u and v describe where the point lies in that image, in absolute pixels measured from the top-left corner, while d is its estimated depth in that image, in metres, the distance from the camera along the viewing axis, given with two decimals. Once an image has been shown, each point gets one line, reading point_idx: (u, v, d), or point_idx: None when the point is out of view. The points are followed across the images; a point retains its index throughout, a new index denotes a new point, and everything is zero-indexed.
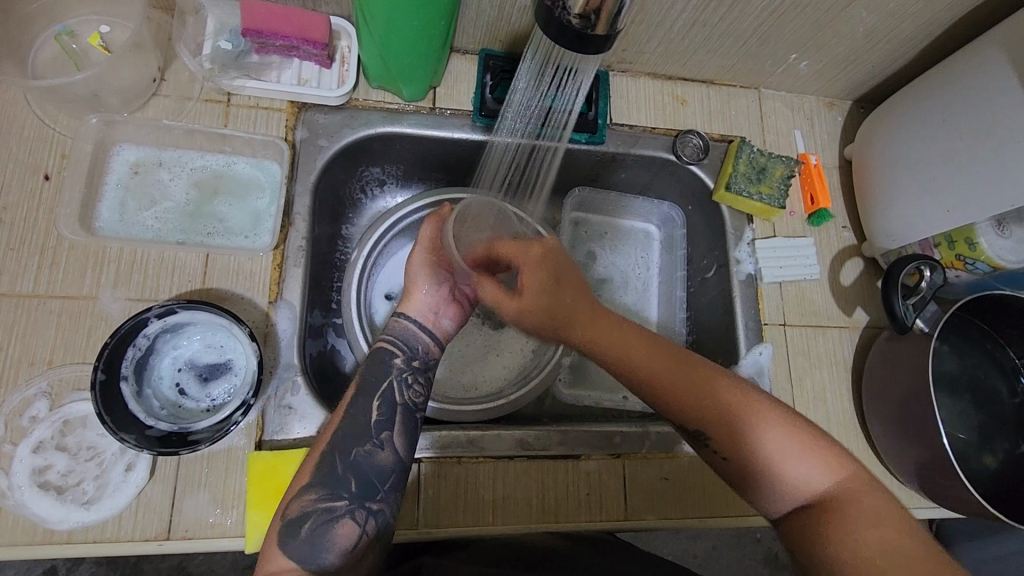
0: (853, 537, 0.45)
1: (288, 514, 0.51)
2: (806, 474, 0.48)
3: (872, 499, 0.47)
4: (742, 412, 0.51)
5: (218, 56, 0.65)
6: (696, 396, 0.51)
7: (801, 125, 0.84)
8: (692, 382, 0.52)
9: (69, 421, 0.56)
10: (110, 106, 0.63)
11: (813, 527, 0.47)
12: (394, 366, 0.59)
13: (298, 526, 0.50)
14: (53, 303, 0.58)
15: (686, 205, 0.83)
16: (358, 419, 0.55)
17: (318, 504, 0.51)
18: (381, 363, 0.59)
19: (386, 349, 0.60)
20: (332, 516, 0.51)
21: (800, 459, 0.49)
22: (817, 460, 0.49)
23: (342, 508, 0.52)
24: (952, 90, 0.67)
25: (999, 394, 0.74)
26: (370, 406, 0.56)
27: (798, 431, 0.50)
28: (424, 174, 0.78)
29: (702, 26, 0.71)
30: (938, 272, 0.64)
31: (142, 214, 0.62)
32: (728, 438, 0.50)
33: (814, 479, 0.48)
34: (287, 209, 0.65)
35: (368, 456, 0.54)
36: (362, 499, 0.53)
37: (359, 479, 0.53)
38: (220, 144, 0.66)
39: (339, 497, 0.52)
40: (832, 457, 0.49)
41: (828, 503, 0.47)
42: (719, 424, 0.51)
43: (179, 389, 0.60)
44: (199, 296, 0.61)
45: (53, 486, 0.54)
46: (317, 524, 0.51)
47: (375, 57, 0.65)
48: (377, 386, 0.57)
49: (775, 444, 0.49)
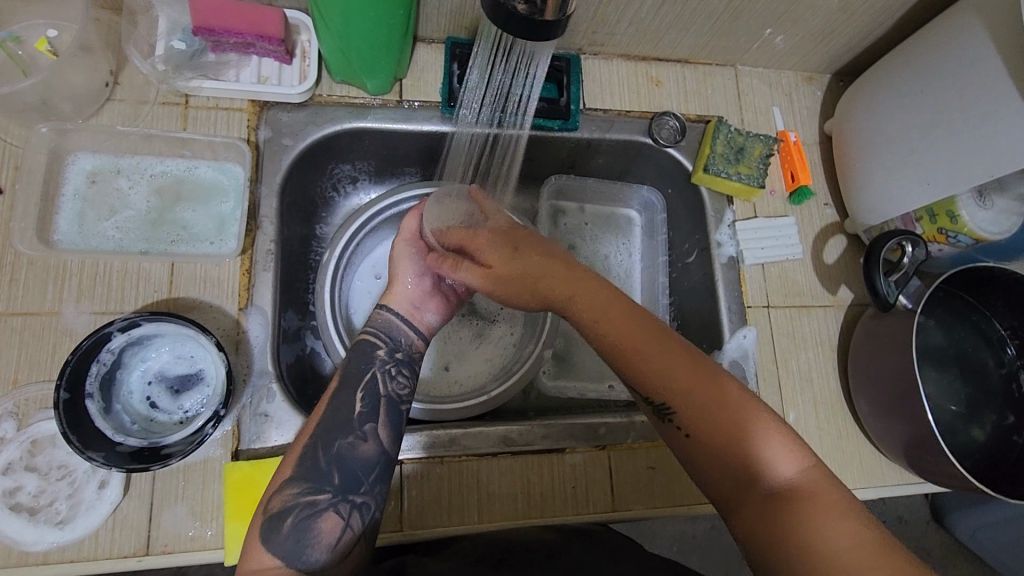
0: (810, 531, 0.43)
1: (270, 509, 0.50)
2: (766, 462, 0.46)
3: (829, 494, 0.45)
4: (707, 391, 0.49)
5: (172, 56, 0.63)
6: (665, 370, 0.50)
7: (779, 101, 0.82)
8: (662, 355, 0.51)
9: (38, 441, 0.55)
10: (62, 113, 0.61)
11: (768, 518, 0.45)
12: (381, 358, 0.58)
13: (279, 522, 0.49)
14: (15, 320, 0.57)
15: (665, 188, 0.82)
16: (338, 414, 0.54)
17: (300, 498, 0.50)
18: (364, 355, 0.58)
19: (369, 342, 0.59)
20: (314, 510, 0.50)
21: (762, 444, 0.47)
22: (781, 448, 0.47)
23: (326, 501, 0.51)
24: (930, 58, 0.66)
25: (986, 366, 0.73)
26: (353, 398, 0.55)
27: (760, 415, 0.48)
28: (397, 169, 0.76)
29: (673, 5, 0.69)
30: (921, 247, 0.63)
31: (102, 224, 0.61)
32: (692, 413, 0.49)
33: (773, 466, 0.46)
34: (253, 212, 0.64)
35: (352, 448, 0.53)
36: (346, 492, 0.52)
37: (343, 472, 0.52)
38: (180, 148, 0.64)
39: (322, 491, 0.51)
40: (796, 446, 0.47)
41: (783, 494, 0.45)
42: (683, 399, 0.49)
43: (150, 402, 0.59)
44: (166, 306, 0.60)
45: (26, 507, 0.53)
46: (300, 519, 0.50)
47: (335, 51, 0.62)
48: (360, 377, 0.57)
49: (736, 423, 0.48)
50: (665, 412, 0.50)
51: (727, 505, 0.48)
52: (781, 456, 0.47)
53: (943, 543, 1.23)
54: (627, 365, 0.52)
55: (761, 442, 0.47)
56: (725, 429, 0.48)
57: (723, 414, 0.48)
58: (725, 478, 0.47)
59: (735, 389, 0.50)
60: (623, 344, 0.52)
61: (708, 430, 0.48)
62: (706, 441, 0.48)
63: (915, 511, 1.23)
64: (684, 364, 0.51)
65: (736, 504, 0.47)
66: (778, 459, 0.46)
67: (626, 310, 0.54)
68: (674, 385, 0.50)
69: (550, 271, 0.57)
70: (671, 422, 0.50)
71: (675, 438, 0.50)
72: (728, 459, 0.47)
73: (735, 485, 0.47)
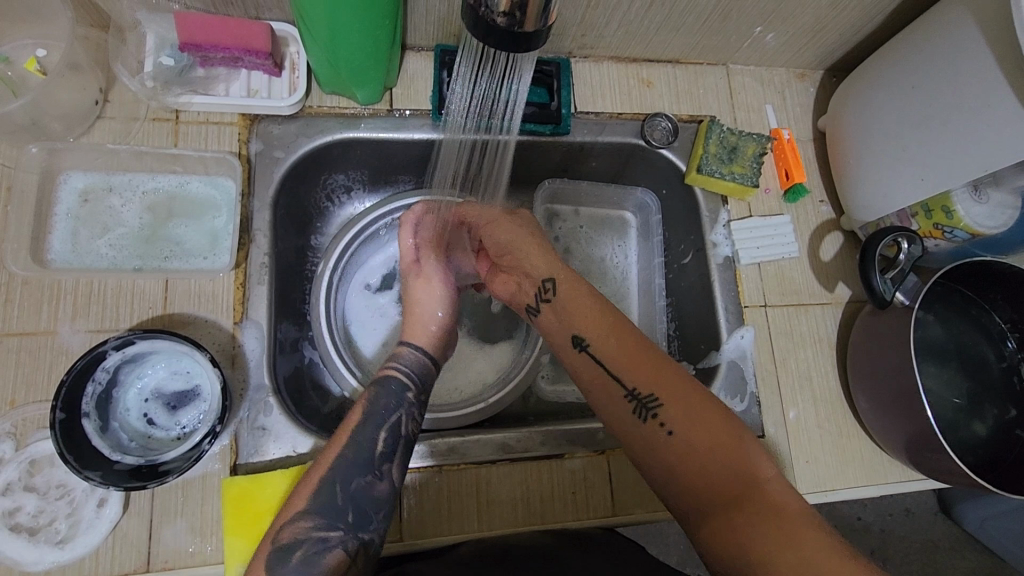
0: (780, 538, 0.44)
1: (279, 541, 0.48)
2: (740, 472, 0.48)
3: (796, 505, 0.46)
4: (691, 396, 0.52)
5: (161, 72, 0.63)
6: (650, 374, 0.54)
7: (772, 99, 0.82)
8: (646, 365, 0.54)
9: (36, 461, 0.55)
10: (53, 133, 0.61)
11: (738, 525, 0.46)
12: (410, 400, 0.57)
13: (288, 555, 0.47)
14: (11, 340, 0.57)
15: (659, 189, 0.82)
16: (362, 455, 0.52)
17: (313, 532, 0.48)
18: (395, 394, 0.56)
19: (398, 382, 0.57)
20: (325, 546, 0.48)
21: (742, 447, 0.49)
22: (756, 455, 0.49)
23: (337, 538, 0.49)
24: (923, 52, 0.65)
25: (986, 360, 0.72)
26: (376, 437, 0.53)
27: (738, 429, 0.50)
28: (391, 177, 0.76)
29: (661, 6, 0.69)
30: (917, 243, 0.63)
31: (96, 242, 0.61)
32: (678, 411, 0.51)
33: (747, 474, 0.48)
34: (246, 226, 0.64)
35: (369, 487, 0.51)
36: (357, 529, 0.50)
37: (356, 509, 0.50)
38: (171, 164, 0.64)
39: (334, 527, 0.49)
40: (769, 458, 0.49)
41: (756, 501, 0.46)
42: (669, 399, 0.52)
43: (147, 419, 0.59)
44: (161, 322, 0.60)
45: (26, 528, 0.53)
46: (308, 553, 0.47)
47: (322, 63, 0.62)
48: (385, 416, 0.54)
49: (718, 427, 0.50)
50: (650, 411, 0.52)
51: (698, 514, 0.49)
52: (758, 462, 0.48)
53: (951, 534, 1.23)
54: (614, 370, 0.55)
55: (738, 454, 0.49)
56: (707, 433, 0.50)
57: (706, 419, 0.51)
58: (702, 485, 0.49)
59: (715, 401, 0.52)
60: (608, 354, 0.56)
61: (690, 434, 0.50)
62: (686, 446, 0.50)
63: (922, 503, 1.22)
64: (670, 373, 0.54)
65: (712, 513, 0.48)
66: (756, 464, 0.48)
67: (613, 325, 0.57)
68: (662, 381, 0.53)
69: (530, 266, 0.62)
70: (653, 420, 0.52)
71: (653, 439, 0.52)
72: (706, 460, 0.49)
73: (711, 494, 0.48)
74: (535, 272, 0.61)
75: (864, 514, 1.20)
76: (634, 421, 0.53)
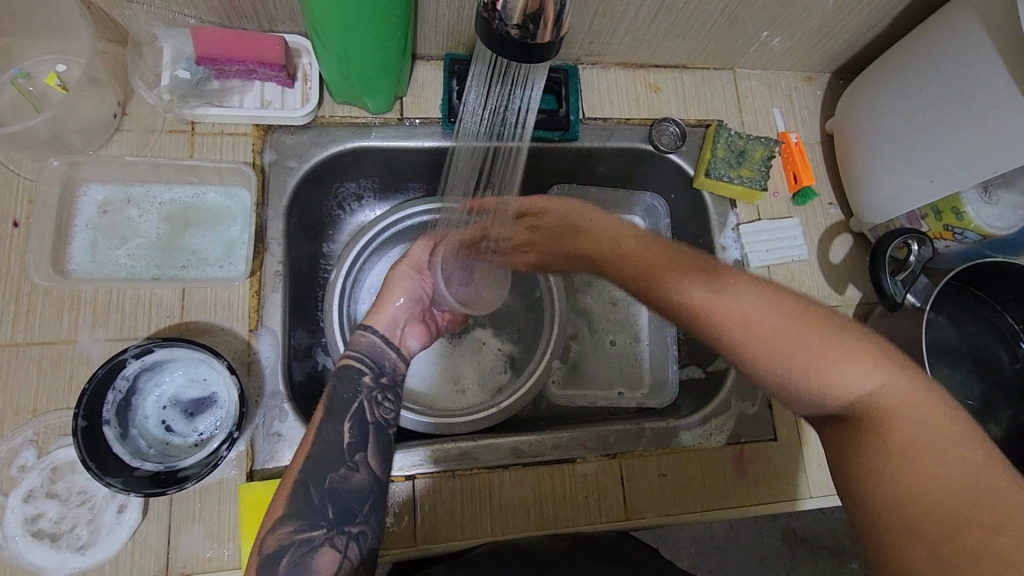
0: (898, 469, 0.45)
1: (265, 550, 0.49)
2: (838, 386, 0.48)
3: (921, 414, 0.47)
4: (778, 330, 0.50)
5: (177, 85, 0.64)
6: (733, 315, 0.51)
7: (779, 102, 0.82)
8: (728, 308, 0.52)
9: (58, 468, 0.56)
10: (73, 145, 0.62)
11: (861, 454, 0.48)
12: (365, 384, 0.57)
13: (275, 562, 0.48)
14: (32, 349, 0.58)
15: (668, 193, 0.82)
16: (328, 446, 0.53)
17: (295, 536, 0.49)
18: (348, 381, 0.56)
19: (354, 367, 0.57)
20: (309, 547, 0.49)
21: (837, 371, 0.49)
22: (861, 368, 0.48)
23: (320, 537, 0.49)
24: (930, 54, 0.65)
25: (999, 361, 0.72)
26: (340, 430, 0.53)
27: (841, 337, 0.50)
28: (401, 184, 0.77)
29: (668, 12, 0.69)
30: (927, 245, 0.63)
31: (114, 252, 0.62)
32: (777, 345, 0.50)
33: (855, 391, 0.48)
34: (261, 234, 0.65)
35: (344, 480, 0.52)
36: (341, 524, 0.50)
37: (337, 505, 0.51)
38: (187, 175, 0.65)
39: (316, 526, 0.50)
40: (882, 365, 0.48)
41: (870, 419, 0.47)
42: (752, 337, 0.51)
43: (165, 426, 0.60)
44: (178, 330, 0.61)
45: (48, 534, 0.54)
46: (295, 558, 0.48)
47: (335, 74, 0.64)
48: (345, 407, 0.54)
49: (812, 355, 0.49)
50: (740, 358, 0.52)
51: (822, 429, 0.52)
52: (859, 380, 0.48)
53: None
54: (708, 304, 0.53)
55: (837, 366, 0.49)
56: (806, 366, 0.49)
57: (794, 348, 0.50)
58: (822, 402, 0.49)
59: (800, 320, 0.51)
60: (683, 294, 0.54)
61: (786, 364, 0.50)
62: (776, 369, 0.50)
63: None
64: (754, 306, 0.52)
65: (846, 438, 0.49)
66: (852, 387, 0.48)
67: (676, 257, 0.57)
68: (750, 323, 0.51)
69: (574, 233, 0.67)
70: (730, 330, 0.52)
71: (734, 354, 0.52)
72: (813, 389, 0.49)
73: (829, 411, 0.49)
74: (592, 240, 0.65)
75: None
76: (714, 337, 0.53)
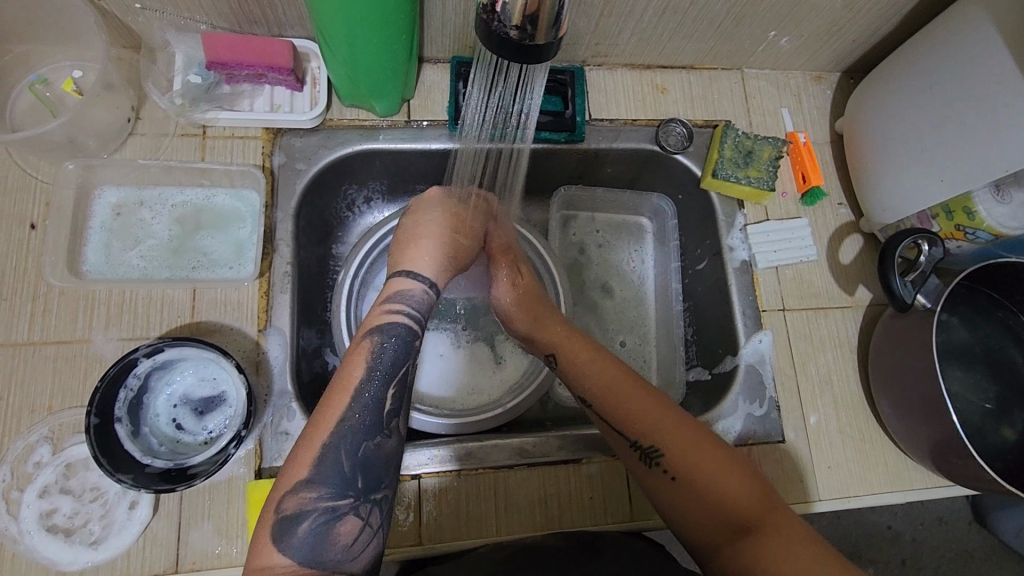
0: (772, 562, 0.46)
1: (283, 510, 0.45)
2: (732, 498, 0.50)
3: (795, 527, 0.48)
4: (679, 446, 0.53)
5: (189, 90, 0.65)
6: (639, 414, 0.55)
7: (788, 102, 0.82)
8: (645, 410, 0.55)
9: (72, 465, 0.57)
10: (89, 149, 0.64)
11: (736, 557, 0.48)
12: (416, 346, 0.53)
13: (295, 525, 0.45)
14: (48, 349, 0.59)
15: (675, 194, 0.81)
16: (369, 414, 0.49)
17: (318, 503, 0.45)
18: (405, 340, 0.52)
19: (406, 324, 0.53)
20: (334, 515, 0.45)
21: (727, 484, 0.51)
22: (747, 483, 0.51)
23: (347, 505, 0.46)
24: (938, 53, 0.65)
25: (1015, 363, 0.71)
26: (384, 395, 0.50)
27: (739, 463, 0.52)
28: (410, 186, 0.77)
29: (674, 12, 0.69)
30: (938, 246, 0.62)
31: (127, 254, 0.63)
32: (677, 456, 0.53)
33: (733, 505, 0.50)
34: (269, 236, 0.66)
35: (378, 449, 0.48)
36: (367, 493, 0.47)
37: (367, 473, 0.47)
38: (198, 178, 0.66)
39: (343, 496, 0.46)
40: (763, 490, 0.51)
41: (755, 528, 0.48)
42: (660, 437, 0.54)
43: (176, 424, 0.61)
44: (189, 330, 0.62)
45: (62, 529, 0.55)
46: (317, 524, 0.45)
47: (343, 77, 0.64)
48: (391, 371, 0.51)
49: (709, 466, 0.52)
50: (655, 458, 0.53)
51: (712, 545, 0.50)
52: (746, 492, 0.50)
53: (988, 544, 1.14)
54: (629, 407, 0.56)
55: (727, 484, 0.51)
56: (703, 476, 0.52)
57: (689, 457, 0.52)
58: (705, 531, 0.51)
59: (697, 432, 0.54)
60: (632, 417, 0.55)
61: (682, 463, 0.52)
62: (695, 496, 0.51)
63: (956, 513, 1.14)
64: (657, 415, 0.55)
65: (720, 547, 0.49)
66: (746, 498, 0.50)
67: (623, 376, 0.58)
68: (652, 430, 0.54)
69: (544, 310, 0.64)
70: (657, 466, 0.53)
71: (660, 482, 0.53)
72: (716, 504, 0.50)
73: (714, 533, 0.50)
74: (540, 332, 0.63)
75: (894, 523, 1.13)
76: (642, 468, 0.54)
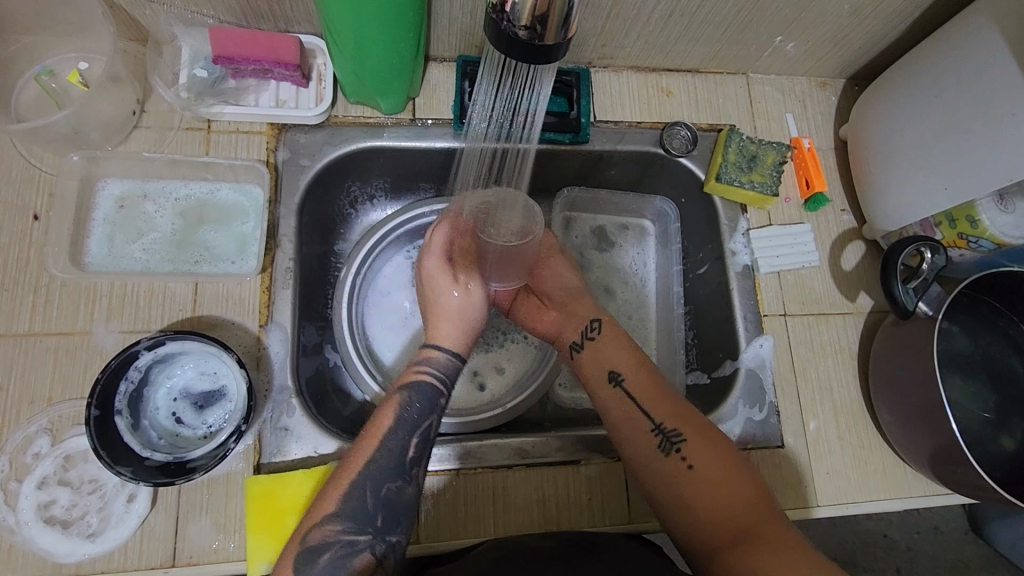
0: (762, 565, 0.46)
1: (308, 541, 0.47)
2: (734, 502, 0.51)
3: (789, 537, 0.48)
4: (698, 442, 0.55)
5: (194, 84, 0.65)
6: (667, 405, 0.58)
7: (792, 107, 0.82)
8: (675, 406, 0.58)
9: (70, 457, 0.57)
10: (93, 141, 0.64)
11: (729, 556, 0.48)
12: (441, 405, 0.54)
13: (317, 556, 0.46)
14: (49, 340, 0.59)
15: (678, 197, 0.81)
16: (393, 457, 0.50)
17: (341, 536, 0.47)
18: (430, 401, 0.53)
19: (428, 386, 0.53)
20: (353, 549, 0.47)
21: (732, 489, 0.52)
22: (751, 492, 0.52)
23: (365, 542, 0.48)
24: (944, 61, 0.65)
25: (1016, 373, 0.70)
26: (406, 442, 0.51)
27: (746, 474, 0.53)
28: (413, 184, 0.77)
29: (681, 16, 0.69)
30: (940, 254, 0.61)
31: (130, 247, 0.63)
32: (697, 448, 0.54)
33: (734, 508, 0.51)
34: (272, 232, 0.66)
35: (400, 495, 0.50)
36: (385, 532, 0.49)
37: (387, 514, 0.49)
38: (202, 172, 0.66)
39: (363, 531, 0.48)
40: (763, 501, 0.52)
41: (753, 533, 0.49)
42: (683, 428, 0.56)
43: (175, 418, 0.61)
44: (190, 324, 0.62)
45: (59, 520, 0.55)
46: (336, 557, 0.46)
47: (349, 75, 0.64)
48: (417, 422, 0.52)
49: (720, 467, 0.53)
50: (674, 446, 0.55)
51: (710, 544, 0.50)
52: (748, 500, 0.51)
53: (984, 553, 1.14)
54: (654, 397, 0.58)
55: (731, 487, 0.52)
56: (711, 476, 0.53)
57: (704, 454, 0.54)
58: (704, 530, 0.51)
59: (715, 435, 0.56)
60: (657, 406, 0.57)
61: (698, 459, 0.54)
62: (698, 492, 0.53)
63: (953, 522, 1.14)
64: (681, 412, 0.57)
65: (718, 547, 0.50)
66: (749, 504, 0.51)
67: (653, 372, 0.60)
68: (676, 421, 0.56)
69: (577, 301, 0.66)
70: (675, 453, 0.55)
71: (674, 469, 0.54)
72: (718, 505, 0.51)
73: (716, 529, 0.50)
74: (582, 311, 0.65)
75: (891, 531, 1.13)
76: (657, 453, 0.55)
